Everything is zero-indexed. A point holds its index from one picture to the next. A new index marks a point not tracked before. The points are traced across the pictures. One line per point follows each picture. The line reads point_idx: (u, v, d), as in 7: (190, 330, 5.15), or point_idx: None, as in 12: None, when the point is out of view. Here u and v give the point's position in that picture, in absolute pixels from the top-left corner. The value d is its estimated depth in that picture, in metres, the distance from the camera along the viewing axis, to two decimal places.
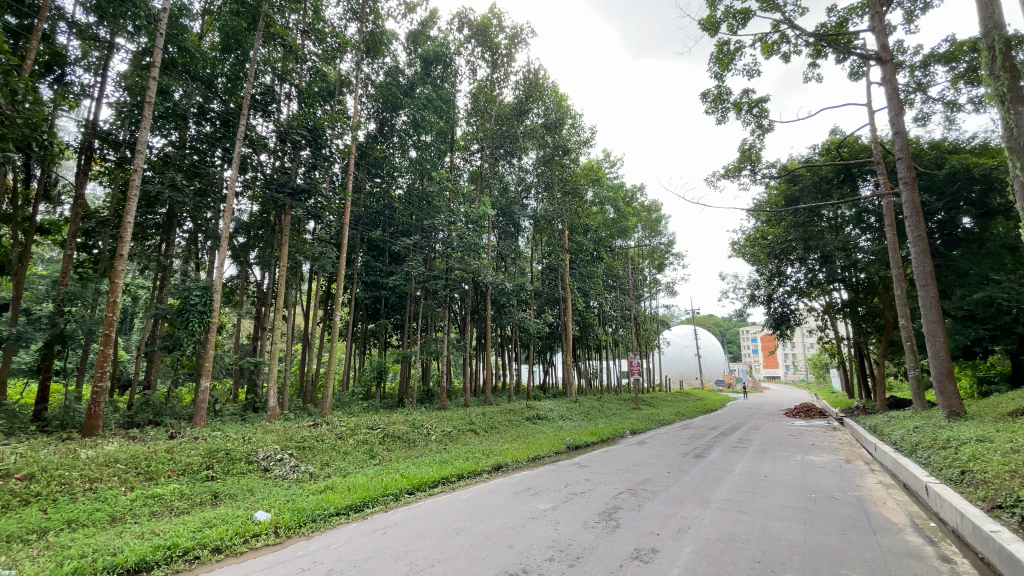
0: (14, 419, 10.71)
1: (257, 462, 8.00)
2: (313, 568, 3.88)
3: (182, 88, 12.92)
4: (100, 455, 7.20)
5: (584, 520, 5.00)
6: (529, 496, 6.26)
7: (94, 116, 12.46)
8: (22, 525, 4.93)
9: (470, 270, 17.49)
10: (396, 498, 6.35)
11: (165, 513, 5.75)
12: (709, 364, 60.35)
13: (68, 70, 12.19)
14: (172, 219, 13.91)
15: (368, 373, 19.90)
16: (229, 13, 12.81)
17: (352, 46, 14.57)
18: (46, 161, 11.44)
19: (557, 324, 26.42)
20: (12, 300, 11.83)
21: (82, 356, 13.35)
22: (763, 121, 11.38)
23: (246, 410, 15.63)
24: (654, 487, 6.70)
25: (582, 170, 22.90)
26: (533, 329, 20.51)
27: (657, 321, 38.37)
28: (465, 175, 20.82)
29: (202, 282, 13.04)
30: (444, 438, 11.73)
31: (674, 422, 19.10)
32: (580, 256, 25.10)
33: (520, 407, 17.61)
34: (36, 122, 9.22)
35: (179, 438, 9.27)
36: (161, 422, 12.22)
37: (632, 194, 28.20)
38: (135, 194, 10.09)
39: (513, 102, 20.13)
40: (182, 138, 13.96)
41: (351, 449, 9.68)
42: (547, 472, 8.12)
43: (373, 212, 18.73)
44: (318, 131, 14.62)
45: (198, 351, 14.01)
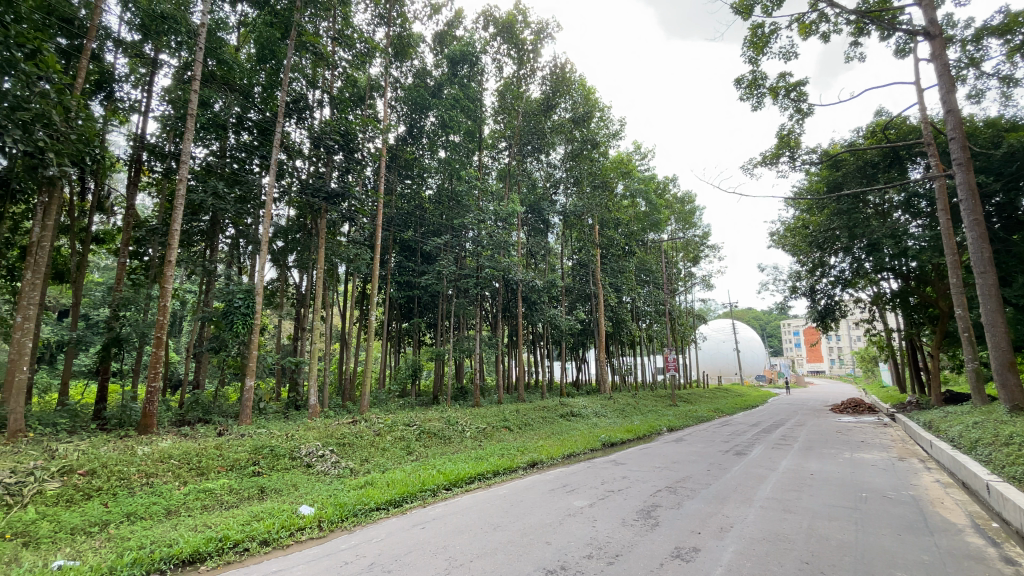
0: (78, 419, 11.43)
1: (300, 458, 8.27)
2: (355, 562, 3.98)
3: (222, 99, 13.50)
4: (155, 452, 7.59)
5: (622, 518, 4.95)
6: (565, 492, 6.24)
7: (141, 130, 13.14)
8: (85, 518, 5.26)
9: (500, 267, 17.51)
10: (434, 494, 6.46)
11: (217, 506, 6.03)
12: (749, 359, 58.77)
13: (117, 86, 12.84)
14: (215, 225, 14.56)
15: (404, 371, 20.24)
16: (264, 24, 13.19)
17: (381, 50, 14.78)
18: (99, 173, 12.11)
19: (590, 320, 26.48)
20: (71, 306, 12.58)
21: (136, 358, 14.10)
22: (802, 105, 10.93)
23: (289, 408, 16.21)
24: (694, 484, 6.57)
25: (611, 163, 22.71)
26: (564, 325, 20.45)
27: (694, 316, 37.55)
28: (492, 173, 21.15)
29: (245, 285, 13.57)
30: (479, 435, 11.84)
31: (714, 419, 18.62)
32: (611, 250, 24.81)
33: (554, 404, 17.65)
34: (89, 137, 9.83)
35: (227, 435, 9.72)
36: (209, 420, 12.83)
37: (664, 185, 27.69)
38: (181, 202, 10.48)
39: (540, 97, 20.06)
40: (222, 147, 14.47)
41: (389, 445, 9.88)
42: (583, 469, 8.07)
43: (405, 213, 19.11)
44: (350, 135, 14.98)
45: (242, 351, 14.57)
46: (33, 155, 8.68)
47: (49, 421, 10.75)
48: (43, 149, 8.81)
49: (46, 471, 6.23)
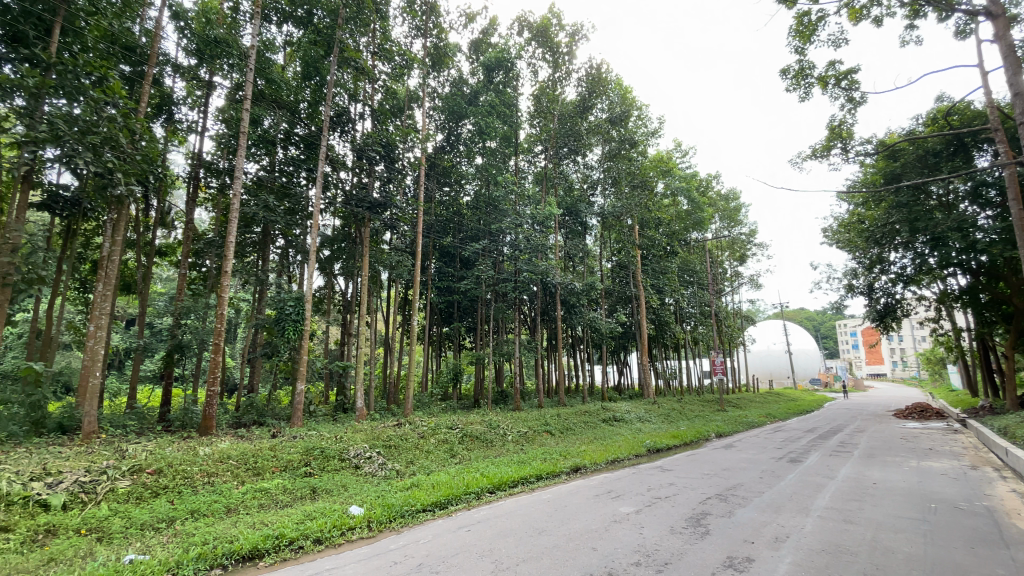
0: (144, 421, 12.19)
1: (348, 460, 8.51)
2: (404, 562, 4.06)
3: (271, 116, 14.20)
4: (215, 452, 8.00)
5: (671, 525, 4.83)
6: (610, 498, 6.14)
7: (198, 149, 13.99)
8: (153, 514, 5.60)
9: (538, 271, 17.50)
10: (478, 497, 6.50)
11: (272, 505, 6.29)
12: (801, 362, 56.11)
13: (176, 109, 13.71)
14: (266, 236, 15.27)
15: (445, 374, 20.52)
16: (309, 43, 13.75)
17: (418, 62, 15.12)
18: (161, 190, 12.96)
19: (631, 323, 26.06)
20: (138, 316, 13.46)
21: (196, 364, 14.91)
22: (854, 93, 10.39)
23: (337, 410, 16.75)
24: (746, 492, 6.32)
25: (650, 162, 22.31)
26: (605, 328, 20.22)
27: (741, 317, 36.19)
28: (529, 177, 21.22)
29: (295, 293, 14.15)
30: (521, 439, 11.83)
31: (765, 425, 17.87)
32: (653, 251, 24.32)
33: (596, 408, 17.44)
34: (151, 157, 10.50)
35: (279, 437, 10.12)
36: (264, 422, 13.42)
37: (706, 183, 26.94)
38: (235, 215, 11.01)
39: (576, 99, 19.94)
40: (272, 162, 15.19)
41: (433, 448, 10.02)
42: (628, 475, 7.92)
43: (444, 219, 19.47)
44: (390, 146, 15.36)
45: (293, 356, 15.18)
46: (103, 176, 9.42)
47: (119, 423, 11.54)
48: (112, 169, 9.47)
49: (118, 469, 6.68)
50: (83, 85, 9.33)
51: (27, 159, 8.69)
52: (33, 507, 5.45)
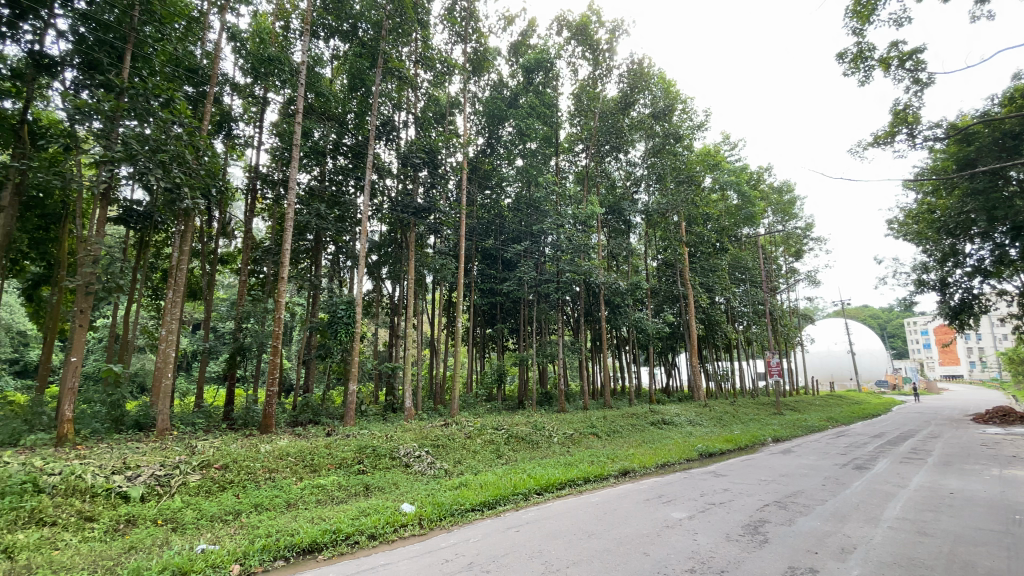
0: (211, 420, 13.01)
1: (399, 458, 8.75)
2: (455, 560, 4.12)
3: (321, 128, 14.84)
4: (275, 449, 8.38)
5: (726, 532, 4.66)
6: (662, 503, 6.00)
7: (255, 162, 14.79)
8: (222, 507, 5.97)
9: (581, 271, 17.37)
10: (525, 498, 6.51)
11: (328, 501, 6.55)
12: (865, 363, 52.73)
13: (234, 125, 14.53)
14: (318, 243, 15.94)
15: (489, 375, 20.66)
16: (354, 56, 14.25)
17: (459, 68, 15.33)
18: (222, 202, 13.78)
19: (679, 323, 25.35)
20: (204, 320, 14.35)
21: (256, 365, 15.73)
22: (920, 74, 9.69)
23: (386, 410, 17.21)
24: (807, 500, 6.01)
25: (696, 156, 21.63)
26: (652, 329, 19.80)
27: (798, 316, 34.41)
28: (570, 177, 21.06)
29: (346, 296, 14.70)
30: (566, 441, 11.76)
31: (826, 429, 16.89)
32: (701, 248, 23.57)
33: (644, 411, 17.08)
34: (213, 170, 11.18)
35: (334, 435, 10.53)
36: (318, 421, 13.99)
37: (757, 176, 25.83)
38: (289, 223, 11.48)
39: (618, 95, 19.60)
40: (322, 172, 15.83)
41: (479, 448, 10.13)
42: (680, 479, 7.71)
43: (486, 222, 19.70)
44: (434, 152, 15.70)
45: (345, 357, 15.74)
46: (172, 191, 10.13)
47: (189, 422, 12.40)
48: (180, 185, 10.21)
49: (189, 464, 7.15)
50: (152, 107, 10.03)
51: (106, 177, 9.48)
52: (115, 498, 5.93)
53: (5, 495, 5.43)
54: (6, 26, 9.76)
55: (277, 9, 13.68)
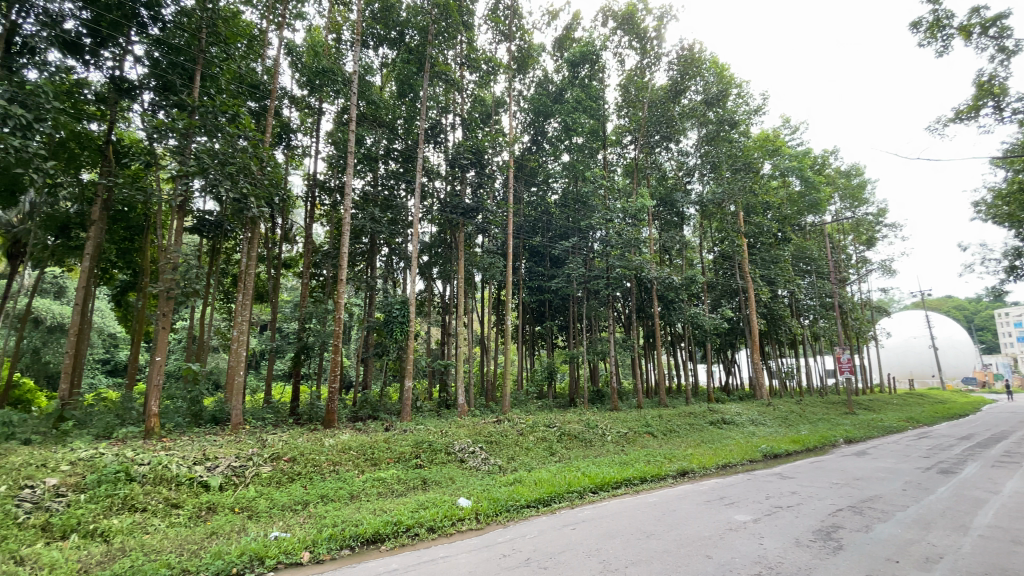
0: (279, 415, 13.81)
1: (454, 453, 8.94)
2: (512, 555, 4.16)
3: (373, 135, 15.38)
4: (338, 444, 8.78)
5: (796, 537, 4.43)
6: (724, 505, 5.79)
7: (313, 170, 15.53)
8: (292, 497, 6.33)
9: (632, 266, 16.99)
10: (581, 497, 6.47)
11: (389, 493, 6.80)
12: (949, 358, 48.43)
13: (293, 136, 15.31)
14: (372, 246, 16.56)
15: (540, 373, 20.66)
16: (403, 61, 14.69)
17: (504, 67, 15.39)
18: (285, 209, 14.58)
19: (738, 318, 24.30)
20: (271, 321, 15.23)
21: (319, 364, 16.52)
22: (1008, 41, 8.77)
23: (441, 407, 17.64)
24: (886, 506, 5.61)
25: (754, 142, 20.61)
26: (709, 324, 19.06)
27: (871, 309, 32.04)
28: (619, 169, 20.63)
29: (400, 296, 15.17)
30: (620, 439, 11.56)
31: (906, 430, 15.65)
32: (761, 238, 22.43)
33: (702, 410, 16.52)
34: (276, 180, 11.81)
35: (392, 430, 10.94)
36: (377, 417, 14.53)
37: (822, 160, 24.24)
38: (346, 227, 11.93)
39: (668, 84, 19.02)
40: (375, 177, 16.39)
41: (532, 445, 10.19)
42: (743, 481, 7.40)
43: (533, 220, 19.75)
44: (481, 152, 15.85)
45: (400, 355, 16.23)
46: (240, 201, 10.81)
47: (259, 417, 13.22)
48: (246, 195, 10.89)
49: (261, 456, 7.63)
50: (220, 123, 10.72)
51: (182, 190, 10.28)
52: (197, 486, 6.43)
53: (102, 483, 6.00)
54: (91, 55, 10.73)
55: (330, 23, 14.31)
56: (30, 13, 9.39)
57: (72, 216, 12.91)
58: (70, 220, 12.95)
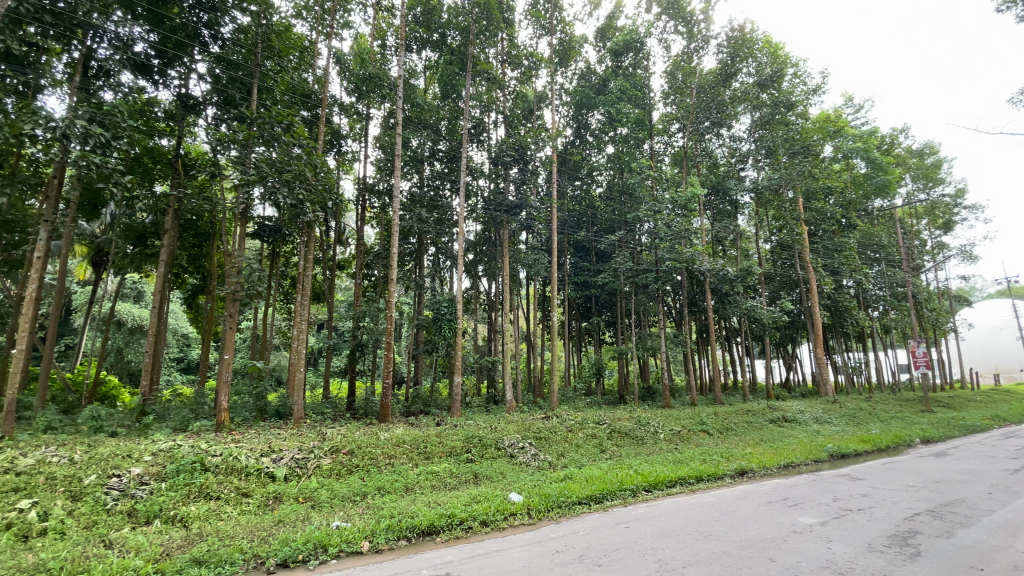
0: (337, 410, 14.43)
1: (504, 449, 9.03)
2: (566, 551, 4.16)
3: (418, 137, 15.73)
4: (393, 438, 9.06)
5: (867, 542, 4.17)
6: (787, 506, 5.52)
7: (363, 174, 16.08)
8: (351, 488, 6.62)
9: (683, 259, 16.46)
10: (633, 495, 6.36)
11: (442, 487, 6.96)
12: None
13: (343, 142, 15.90)
14: (420, 246, 16.96)
15: (588, 369, 20.43)
16: (446, 63, 14.92)
17: (546, 61, 15.27)
18: (337, 213, 15.18)
19: (800, 310, 23.04)
20: (327, 320, 15.90)
21: (372, 361, 17.09)
22: None
23: (489, 402, 17.83)
24: (970, 510, 5.17)
25: (813, 124, 19.47)
26: (767, 318, 18.15)
27: (951, 298, 29.50)
28: (667, 159, 20.03)
29: (447, 294, 15.46)
30: (674, 437, 11.29)
31: (994, 430, 14.32)
32: (822, 225, 21.15)
33: (760, 407, 15.78)
34: (329, 184, 12.28)
35: (443, 425, 11.18)
36: (428, 411, 14.90)
37: (890, 139, 22.52)
38: (395, 227, 12.24)
39: (717, 68, 18.28)
40: (421, 179, 16.79)
41: (582, 442, 10.11)
42: (807, 482, 7.03)
43: (578, 214, 19.64)
44: (524, 148, 15.86)
45: (449, 352, 16.53)
46: (297, 206, 11.35)
47: (319, 412, 13.87)
48: (302, 201, 11.43)
49: (321, 448, 8.01)
50: (277, 132, 11.26)
51: (243, 198, 10.91)
52: (264, 477, 6.83)
53: (180, 473, 6.49)
54: (160, 75, 11.57)
55: (376, 30, 14.73)
56: (103, 38, 10.21)
57: (148, 226, 14.09)
58: (146, 230, 14.15)
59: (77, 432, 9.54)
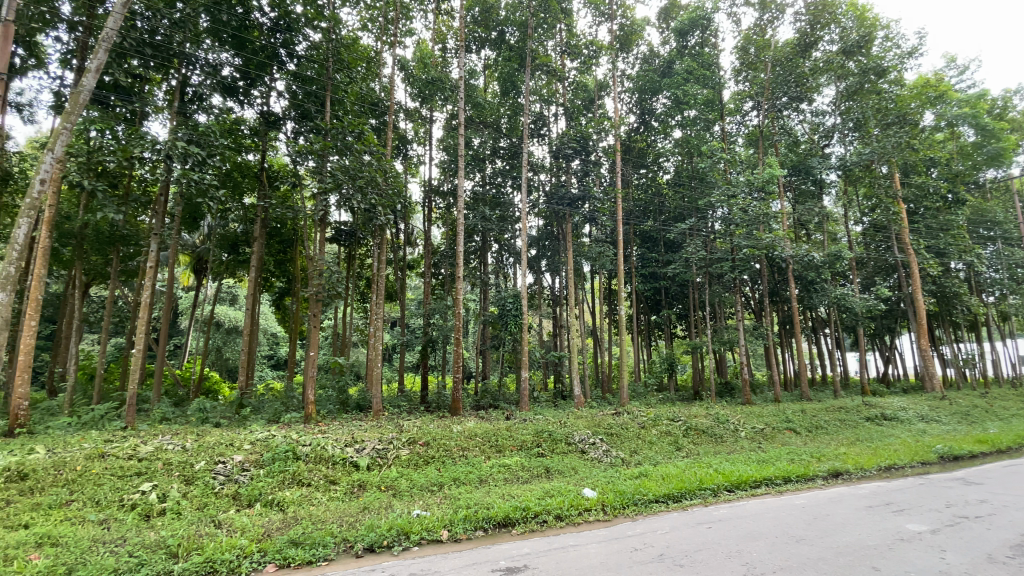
0: (412, 403, 15.02)
1: (575, 444, 8.98)
2: (644, 550, 4.07)
3: (480, 137, 16.02)
4: (465, 431, 9.31)
5: (990, 553, 3.71)
6: (890, 511, 5.05)
7: (428, 176, 16.63)
8: (429, 478, 6.88)
9: (761, 245, 15.43)
10: (715, 494, 6.09)
11: (514, 480, 7.06)
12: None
13: (409, 147, 16.51)
14: (484, 243, 17.23)
15: (659, 364, 19.77)
16: (505, 61, 15.00)
17: (607, 48, 14.87)
18: (406, 214, 15.78)
19: (899, 297, 20.88)
20: (399, 318, 16.57)
21: (443, 356, 17.60)
22: None
23: (557, 397, 17.78)
24: None
25: (908, 90, 17.58)
26: (860, 306, 16.58)
27: None
28: (739, 140, 18.89)
29: (512, 290, 15.60)
30: (756, 436, 10.67)
31: None
32: (924, 202, 19.02)
33: (854, 404, 14.51)
34: (397, 188, 12.76)
35: (513, 419, 11.32)
36: (498, 406, 15.15)
37: (1006, 100, 19.78)
38: (460, 226, 12.46)
39: (795, 38, 16.96)
40: (483, 177, 17.08)
41: (656, 439, 9.82)
42: (913, 485, 6.37)
43: (644, 203, 19.12)
44: (586, 139, 15.57)
45: (515, 347, 16.68)
46: (370, 210, 11.95)
47: (396, 405, 14.53)
48: (374, 205, 11.99)
49: (400, 440, 8.41)
50: (350, 142, 11.86)
51: (322, 206, 11.64)
52: (349, 466, 7.28)
53: (276, 460, 7.07)
54: (244, 95, 12.57)
55: (437, 34, 15.13)
56: (195, 65, 11.14)
57: (240, 235, 15.37)
58: (238, 239, 15.42)
59: (188, 422, 10.68)
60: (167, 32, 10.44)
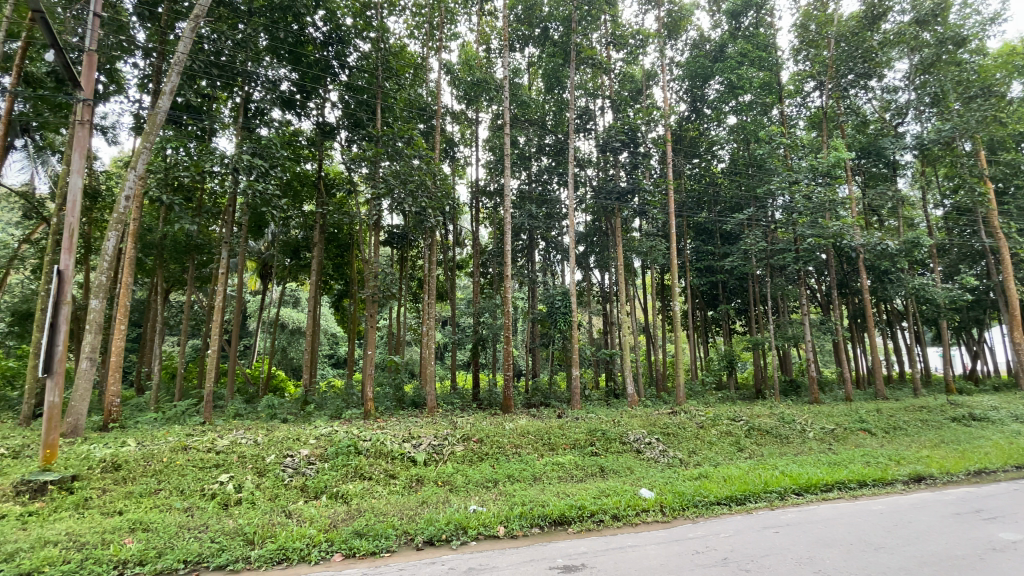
0: (464, 401, 15.26)
1: (629, 443, 8.82)
2: (708, 553, 3.94)
3: (526, 135, 16.04)
4: (517, 428, 9.36)
5: None
6: (985, 519, 4.61)
7: (475, 177, 16.87)
8: (483, 475, 6.98)
9: (828, 234, 14.44)
10: (782, 497, 5.80)
11: (568, 478, 7.01)
12: None
13: (457, 149, 16.79)
14: (532, 241, 17.23)
15: (717, 361, 19.01)
16: (549, 56, 14.89)
17: (655, 36, 14.45)
18: (454, 215, 16.06)
19: (989, 285, 18.97)
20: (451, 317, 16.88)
21: (494, 355, 17.78)
22: None
23: (610, 395, 17.49)
24: None
25: (995, 58, 15.95)
26: (943, 297, 15.21)
27: None
28: (800, 124, 17.81)
29: (561, 287, 15.50)
30: (826, 436, 10.05)
31: None
32: (1017, 180, 17.19)
33: (937, 403, 13.33)
34: (445, 189, 13.00)
35: (565, 417, 11.26)
36: (549, 404, 15.12)
37: None
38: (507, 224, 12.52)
39: (860, 10, 15.78)
40: (529, 175, 17.09)
41: (716, 440, 9.47)
42: (1011, 492, 5.78)
43: (697, 194, 18.47)
44: (634, 130, 15.19)
45: (566, 345, 16.56)
46: (420, 213, 12.25)
47: (449, 403, 14.80)
48: (424, 207, 12.28)
49: (454, 437, 8.58)
50: (399, 147, 12.21)
51: (375, 211, 12.05)
52: (407, 461, 7.51)
53: (340, 455, 7.41)
54: (301, 108, 13.22)
55: (481, 36, 15.28)
56: (257, 83, 11.89)
57: (300, 240, 16.21)
58: (299, 244, 16.26)
59: (258, 418, 11.41)
60: (231, 53, 11.18)
